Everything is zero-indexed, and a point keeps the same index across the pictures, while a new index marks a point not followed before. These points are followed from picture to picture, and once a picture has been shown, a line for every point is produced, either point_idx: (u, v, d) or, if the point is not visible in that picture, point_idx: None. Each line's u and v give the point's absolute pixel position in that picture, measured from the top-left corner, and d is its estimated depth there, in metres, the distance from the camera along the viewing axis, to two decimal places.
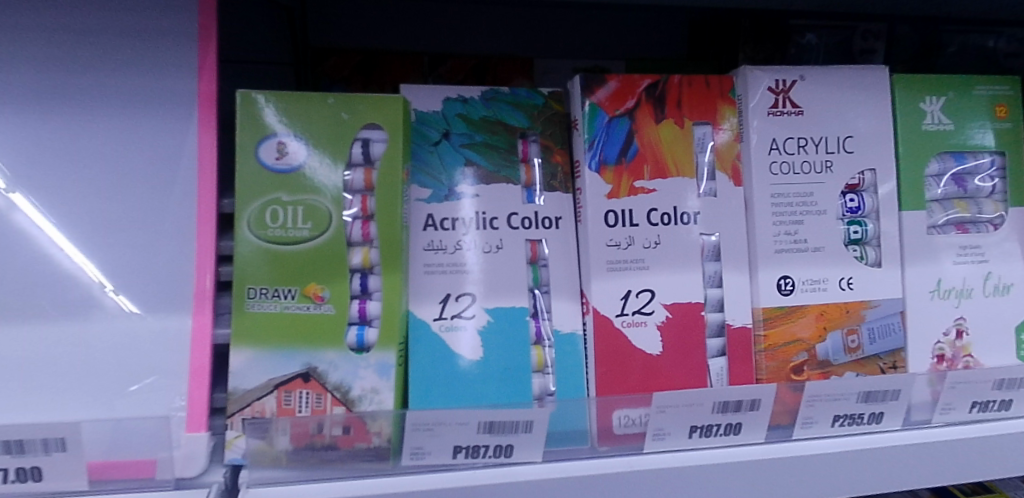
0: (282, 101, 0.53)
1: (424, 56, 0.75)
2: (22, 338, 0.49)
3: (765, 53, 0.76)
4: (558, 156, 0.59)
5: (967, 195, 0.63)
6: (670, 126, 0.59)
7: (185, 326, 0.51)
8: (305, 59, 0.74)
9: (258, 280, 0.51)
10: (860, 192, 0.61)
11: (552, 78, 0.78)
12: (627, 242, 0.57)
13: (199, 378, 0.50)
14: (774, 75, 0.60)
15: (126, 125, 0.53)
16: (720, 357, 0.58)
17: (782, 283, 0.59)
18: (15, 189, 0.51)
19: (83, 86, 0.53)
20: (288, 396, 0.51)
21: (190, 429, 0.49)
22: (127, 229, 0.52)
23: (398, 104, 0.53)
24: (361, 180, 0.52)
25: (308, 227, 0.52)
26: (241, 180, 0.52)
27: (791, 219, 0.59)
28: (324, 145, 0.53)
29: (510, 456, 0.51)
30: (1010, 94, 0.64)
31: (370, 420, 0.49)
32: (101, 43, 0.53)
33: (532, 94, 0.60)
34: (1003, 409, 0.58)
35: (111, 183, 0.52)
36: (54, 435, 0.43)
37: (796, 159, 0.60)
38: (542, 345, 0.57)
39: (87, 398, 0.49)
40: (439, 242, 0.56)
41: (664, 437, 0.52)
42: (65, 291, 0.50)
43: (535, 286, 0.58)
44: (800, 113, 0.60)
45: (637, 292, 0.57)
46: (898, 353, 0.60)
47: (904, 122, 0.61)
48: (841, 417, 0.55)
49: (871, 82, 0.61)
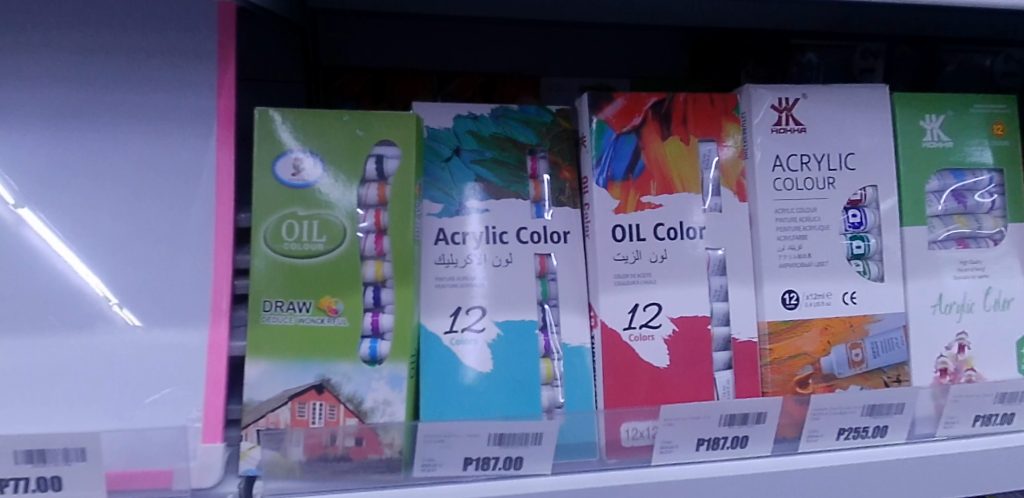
0: (298, 119, 0.54)
1: (433, 74, 0.76)
2: (41, 349, 0.50)
3: (766, 72, 0.76)
4: (567, 172, 0.61)
5: (966, 211, 0.64)
6: (675, 143, 0.60)
7: (202, 338, 0.52)
8: (316, 78, 0.75)
9: (273, 293, 0.52)
10: (862, 207, 0.62)
11: (557, 95, 0.78)
12: (634, 256, 0.58)
13: (215, 389, 0.51)
14: (776, 93, 0.61)
15: (144, 141, 0.54)
16: (727, 370, 0.59)
17: (787, 297, 0.60)
18: (23, 204, 0.52)
19: (104, 103, 0.54)
20: (302, 407, 0.52)
21: (205, 439, 0.50)
22: (143, 243, 0.53)
23: (411, 121, 0.54)
24: (375, 195, 0.54)
25: (322, 241, 0.53)
26: (258, 195, 0.53)
27: (795, 234, 0.60)
28: (339, 161, 0.54)
29: (519, 468, 0.51)
30: (1008, 112, 0.65)
31: (382, 431, 0.49)
32: (122, 61, 0.55)
33: (541, 111, 0.62)
34: (1005, 423, 0.59)
35: (129, 198, 0.53)
36: (75, 444, 0.44)
37: (800, 176, 0.61)
38: (550, 358, 0.58)
39: (104, 408, 0.50)
40: (449, 256, 0.57)
41: (672, 450, 0.53)
42: (79, 303, 0.51)
43: (544, 299, 0.58)
44: (803, 130, 0.62)
45: (645, 305, 0.58)
46: (902, 367, 0.61)
47: (905, 140, 0.63)
48: (846, 430, 0.56)
49: (872, 100, 0.63)
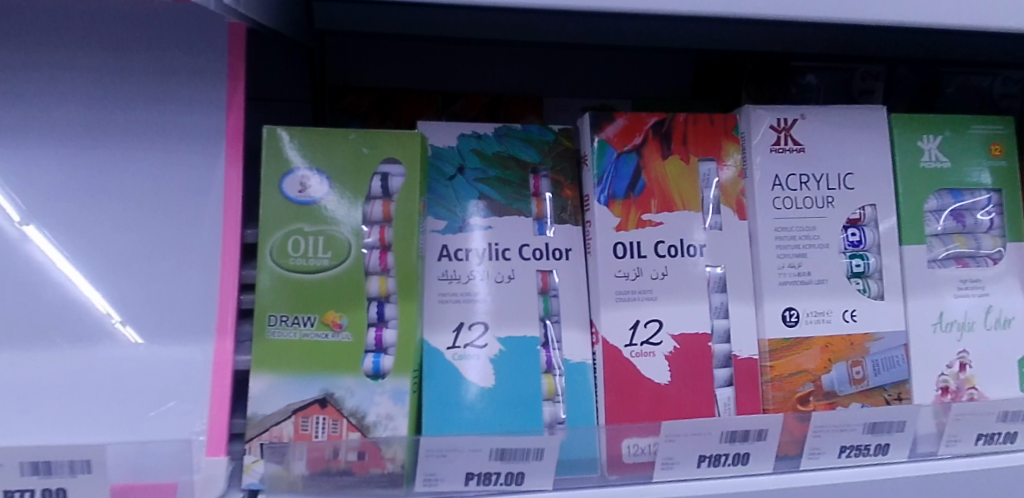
0: (306, 138, 0.55)
1: (439, 94, 0.77)
2: (48, 363, 0.51)
3: (766, 94, 0.78)
4: (569, 190, 0.62)
5: (966, 230, 0.64)
6: (676, 162, 0.61)
7: (208, 353, 0.53)
8: (323, 97, 0.77)
9: (278, 308, 0.53)
10: (861, 226, 0.62)
11: (562, 116, 0.80)
12: (636, 273, 0.59)
13: (219, 402, 0.52)
14: (775, 114, 0.62)
15: (154, 158, 0.55)
16: (728, 387, 0.59)
17: (787, 314, 0.60)
18: (28, 222, 0.53)
19: (116, 121, 0.55)
20: (305, 421, 0.52)
21: (210, 452, 0.51)
22: (152, 258, 0.54)
23: (416, 140, 0.55)
24: (380, 211, 0.54)
25: (327, 257, 0.54)
26: (265, 211, 0.54)
27: (795, 252, 0.61)
28: (344, 179, 0.55)
29: (521, 484, 0.51)
30: (1004, 133, 0.66)
31: (384, 445, 0.50)
32: (135, 79, 0.56)
33: (544, 130, 0.63)
34: (1008, 442, 0.59)
35: (139, 214, 0.54)
36: (80, 457, 0.45)
37: (799, 194, 0.62)
38: (552, 374, 0.58)
39: (109, 421, 0.50)
40: (452, 272, 0.58)
41: (673, 466, 0.53)
42: (82, 319, 0.52)
43: (546, 315, 0.59)
44: (801, 150, 0.62)
45: (646, 322, 0.58)
46: (903, 385, 0.61)
47: (904, 159, 0.63)
48: (848, 448, 0.56)
49: (869, 121, 0.64)
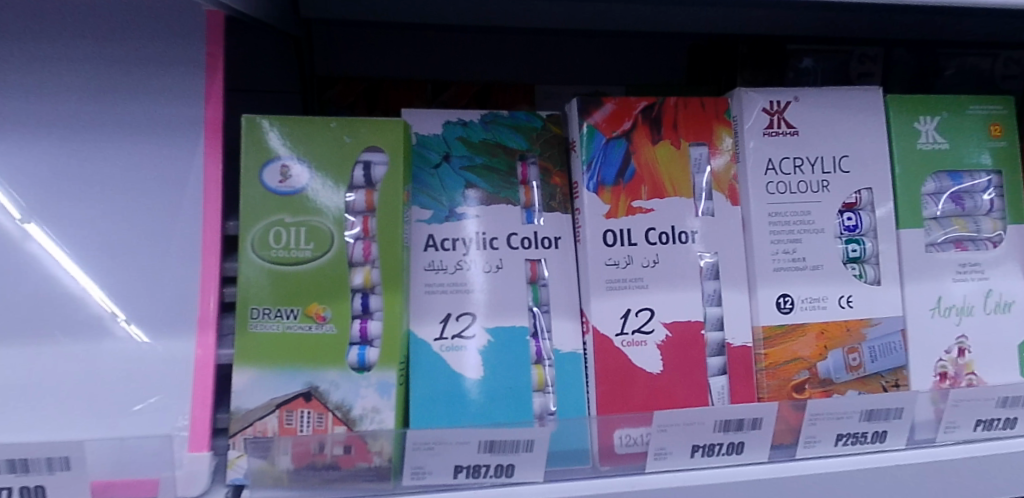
0: (287, 126, 0.54)
1: (428, 83, 0.76)
2: (29, 360, 0.50)
3: (764, 77, 0.76)
4: (557, 178, 0.60)
5: (965, 213, 0.63)
6: (666, 148, 0.60)
7: (190, 347, 0.52)
8: (311, 88, 0.76)
9: (261, 301, 0.52)
10: (857, 210, 0.61)
11: (553, 104, 0.78)
12: (626, 262, 0.58)
13: (202, 398, 0.51)
14: (767, 96, 0.61)
15: (132, 150, 0.54)
16: (722, 376, 0.58)
17: (782, 301, 0.59)
18: (30, 219, 0.52)
19: (93, 113, 0.54)
20: (290, 415, 0.51)
21: (192, 448, 0.50)
22: (132, 252, 0.53)
23: (399, 127, 0.54)
24: (363, 201, 0.53)
25: (310, 248, 0.53)
26: (246, 203, 0.53)
27: (790, 238, 0.60)
28: (326, 168, 0.54)
29: (511, 476, 0.50)
30: (1004, 113, 0.65)
31: (370, 439, 0.49)
32: (112, 70, 0.55)
33: (531, 117, 0.62)
34: (1008, 428, 0.58)
35: (121, 207, 0.54)
36: (58, 454, 0.44)
37: (793, 179, 0.60)
38: (542, 364, 0.57)
39: (91, 418, 0.49)
40: (439, 262, 0.57)
41: (666, 456, 0.52)
42: (78, 315, 0.51)
43: (535, 305, 0.58)
44: (795, 133, 0.61)
45: (637, 311, 0.57)
46: (900, 371, 0.60)
47: (901, 142, 0.62)
48: (845, 436, 0.55)
49: (864, 102, 0.62)
